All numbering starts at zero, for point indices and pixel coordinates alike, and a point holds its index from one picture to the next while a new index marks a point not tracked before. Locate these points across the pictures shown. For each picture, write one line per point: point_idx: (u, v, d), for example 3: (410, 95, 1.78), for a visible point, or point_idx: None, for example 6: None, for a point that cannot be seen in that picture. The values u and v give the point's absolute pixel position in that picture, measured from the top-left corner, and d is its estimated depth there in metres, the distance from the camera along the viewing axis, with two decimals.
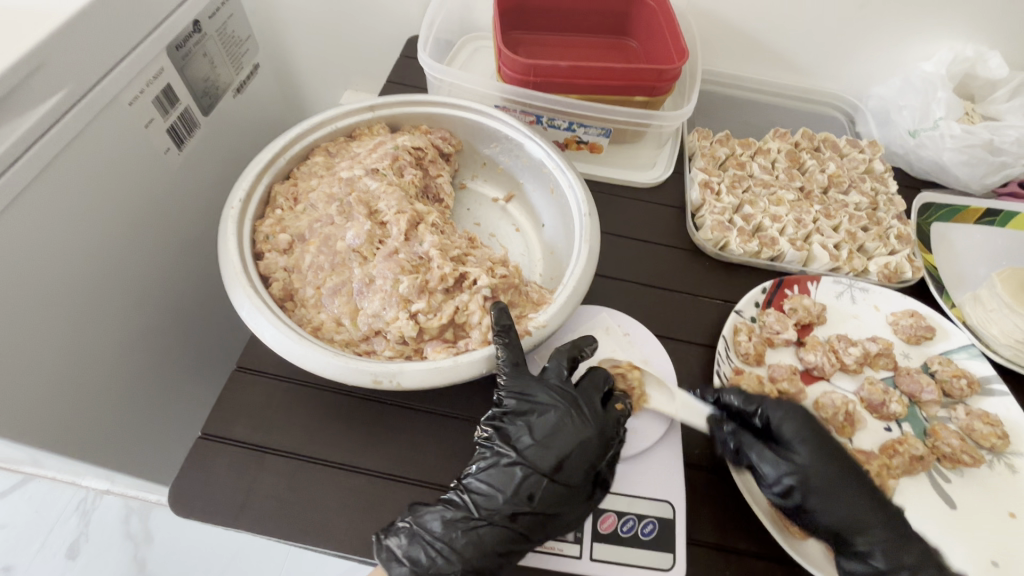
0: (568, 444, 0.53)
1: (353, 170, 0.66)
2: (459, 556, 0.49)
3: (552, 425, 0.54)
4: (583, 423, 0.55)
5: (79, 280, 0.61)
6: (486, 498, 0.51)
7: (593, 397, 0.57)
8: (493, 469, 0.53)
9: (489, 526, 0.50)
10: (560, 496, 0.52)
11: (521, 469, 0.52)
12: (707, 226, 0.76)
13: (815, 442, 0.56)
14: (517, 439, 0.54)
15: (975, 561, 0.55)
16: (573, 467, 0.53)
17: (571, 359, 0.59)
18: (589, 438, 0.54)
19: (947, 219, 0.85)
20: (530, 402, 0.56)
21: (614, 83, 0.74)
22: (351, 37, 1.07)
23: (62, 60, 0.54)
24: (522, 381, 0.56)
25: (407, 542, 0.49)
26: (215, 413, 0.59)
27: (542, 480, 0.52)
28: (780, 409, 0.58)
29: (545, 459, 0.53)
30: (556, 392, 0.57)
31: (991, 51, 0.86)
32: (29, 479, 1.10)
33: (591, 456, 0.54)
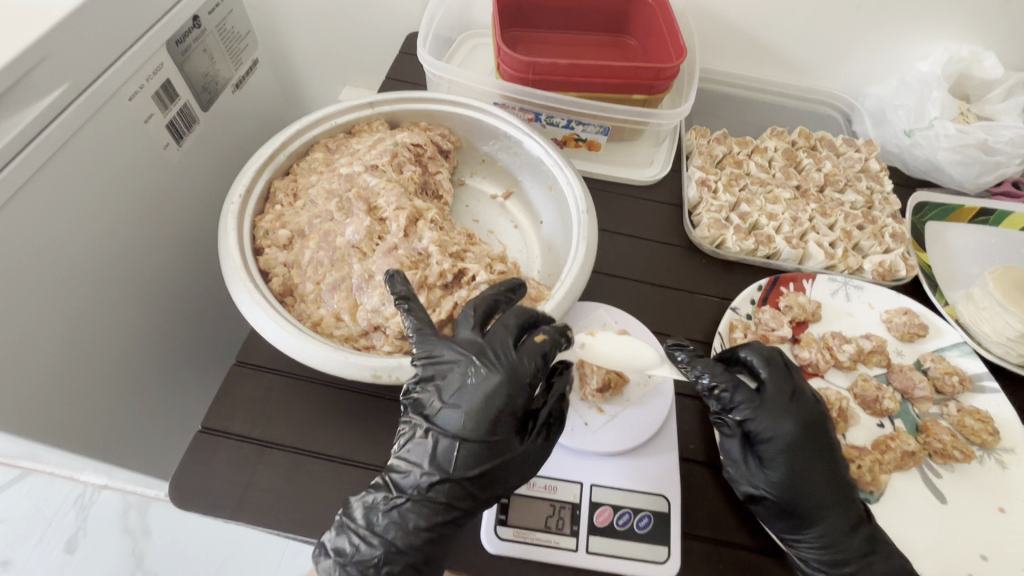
0: (478, 398, 0.50)
1: (352, 167, 0.67)
2: (383, 540, 0.49)
3: (463, 380, 0.51)
4: (489, 372, 0.51)
5: (79, 274, 0.62)
6: (405, 476, 0.50)
7: (503, 341, 0.53)
8: (411, 444, 0.51)
9: (410, 504, 0.49)
10: (478, 452, 0.50)
11: (435, 438, 0.50)
12: (704, 224, 0.77)
13: (797, 459, 0.55)
14: (429, 406, 0.51)
15: (965, 555, 0.56)
16: (485, 421, 0.50)
17: (481, 307, 0.56)
18: (495, 387, 0.50)
19: (942, 218, 0.86)
20: (437, 363, 0.52)
21: (612, 81, 0.74)
22: (351, 33, 1.07)
23: (62, 55, 0.55)
24: (427, 342, 0.53)
25: (335, 533, 0.49)
26: (215, 408, 0.59)
27: (458, 445, 0.50)
28: (771, 421, 0.56)
29: (457, 419, 0.50)
30: (464, 345, 0.53)
31: (987, 52, 0.86)
32: (27, 474, 1.11)
33: (508, 404, 0.51)
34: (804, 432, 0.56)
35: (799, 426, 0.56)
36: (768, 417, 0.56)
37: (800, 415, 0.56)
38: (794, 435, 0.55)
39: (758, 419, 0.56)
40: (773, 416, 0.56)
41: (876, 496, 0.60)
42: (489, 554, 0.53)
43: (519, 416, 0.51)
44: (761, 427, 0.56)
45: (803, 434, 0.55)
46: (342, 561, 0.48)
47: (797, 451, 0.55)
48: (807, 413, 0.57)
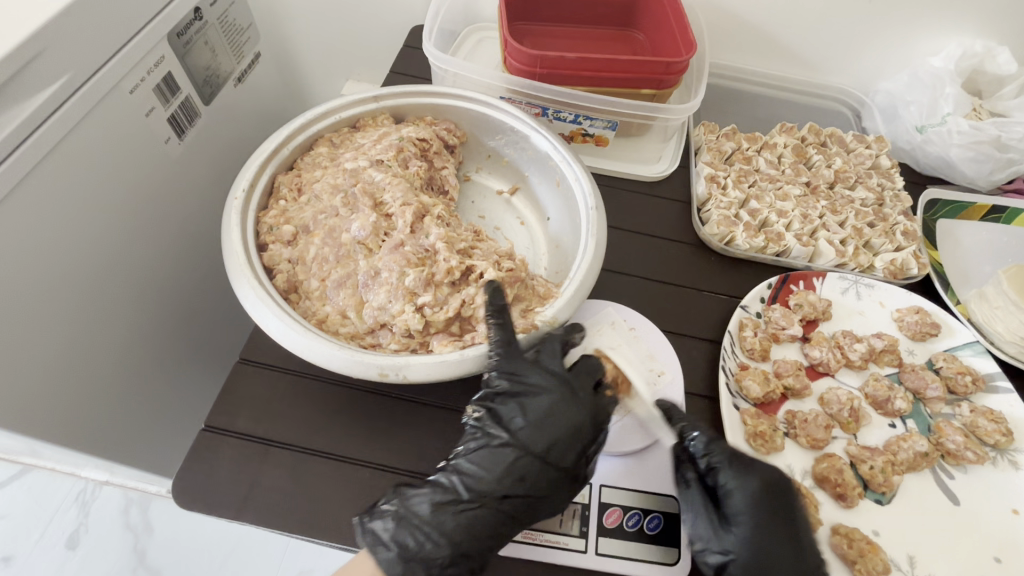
0: (565, 430, 0.53)
1: (357, 161, 0.66)
2: (450, 540, 0.49)
3: (549, 408, 0.54)
4: (576, 408, 0.54)
5: (80, 270, 0.61)
6: (476, 479, 0.51)
7: (588, 382, 0.56)
8: (483, 450, 0.52)
9: (479, 509, 0.50)
10: (554, 479, 0.52)
11: (514, 451, 0.52)
12: (714, 221, 0.76)
13: (765, 522, 0.50)
14: (511, 420, 0.53)
15: (978, 557, 0.56)
16: (568, 453, 0.53)
17: (569, 340, 0.58)
18: (585, 425, 0.54)
19: (953, 216, 0.85)
20: (522, 382, 0.54)
21: (621, 75, 0.73)
22: (353, 27, 1.06)
23: (62, 47, 0.54)
24: (514, 362, 0.54)
25: (394, 526, 0.48)
26: (219, 406, 0.58)
27: (538, 463, 0.52)
28: (739, 478, 0.52)
29: (541, 442, 0.52)
30: (553, 374, 0.55)
31: (1000, 47, 0.85)
32: (28, 470, 1.10)
33: (588, 440, 0.54)
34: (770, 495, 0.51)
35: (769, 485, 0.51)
36: (737, 473, 0.52)
37: (767, 476, 0.52)
38: (761, 496, 0.51)
39: (728, 474, 0.52)
40: (745, 475, 0.52)
41: (887, 497, 0.59)
42: (498, 555, 0.52)
43: (594, 455, 0.54)
44: (727, 481, 0.52)
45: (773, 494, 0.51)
46: (405, 555, 0.48)
47: (768, 513, 0.51)
48: (769, 477, 0.52)
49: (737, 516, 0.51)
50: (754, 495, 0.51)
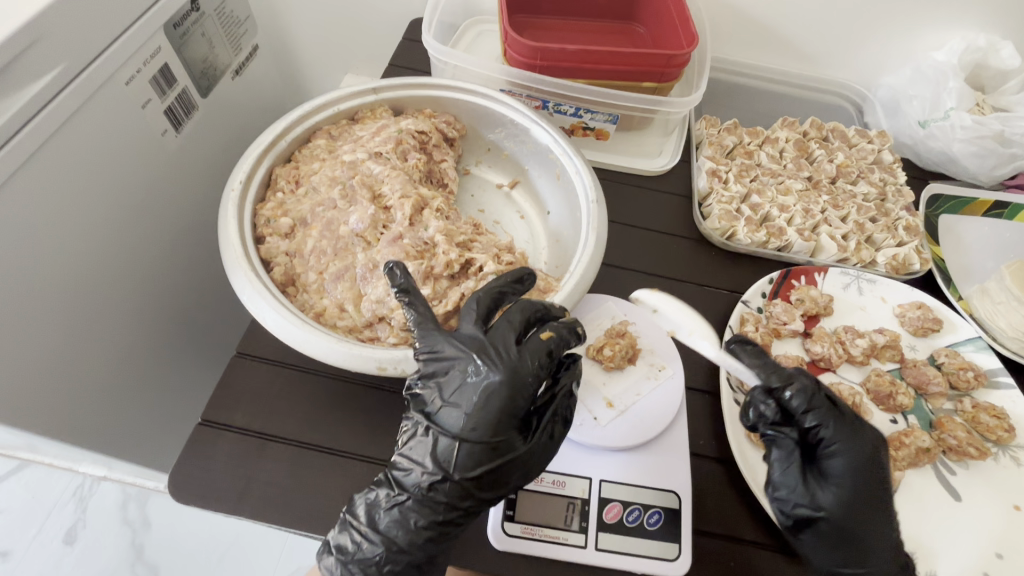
0: (478, 398, 0.48)
1: (355, 154, 0.65)
2: (384, 539, 0.48)
3: (462, 377, 0.49)
4: (488, 372, 0.48)
5: (77, 262, 0.60)
6: (407, 474, 0.48)
7: (505, 338, 0.50)
8: (413, 442, 0.49)
9: (411, 501, 0.48)
10: (475, 458, 0.47)
11: (435, 437, 0.48)
12: (715, 215, 0.75)
13: (864, 482, 0.50)
14: (430, 403, 0.49)
15: (980, 552, 0.55)
16: (486, 423, 0.47)
17: (484, 299, 0.53)
18: (495, 388, 0.47)
19: (956, 211, 0.84)
20: (438, 359, 0.50)
21: (622, 68, 0.72)
22: (353, 20, 1.05)
23: (57, 36, 0.53)
24: (430, 338, 0.50)
25: (338, 529, 0.49)
26: (215, 400, 0.58)
27: (456, 445, 0.47)
28: (843, 436, 0.51)
29: (458, 420, 0.48)
30: (465, 341, 0.50)
31: (1003, 41, 0.84)
32: (25, 465, 1.10)
33: (506, 404, 0.48)
34: (873, 455, 0.51)
35: (867, 444, 0.51)
36: (843, 432, 0.51)
37: (870, 437, 0.52)
38: (863, 456, 0.50)
39: (831, 429, 0.51)
40: (849, 434, 0.51)
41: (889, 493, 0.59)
42: (497, 551, 0.52)
43: (519, 417, 0.48)
44: (832, 441, 0.51)
45: (871, 452, 0.51)
46: (342, 559, 0.48)
47: (866, 475, 0.50)
48: (872, 439, 0.52)
49: (836, 474, 0.50)
50: (860, 453, 0.51)
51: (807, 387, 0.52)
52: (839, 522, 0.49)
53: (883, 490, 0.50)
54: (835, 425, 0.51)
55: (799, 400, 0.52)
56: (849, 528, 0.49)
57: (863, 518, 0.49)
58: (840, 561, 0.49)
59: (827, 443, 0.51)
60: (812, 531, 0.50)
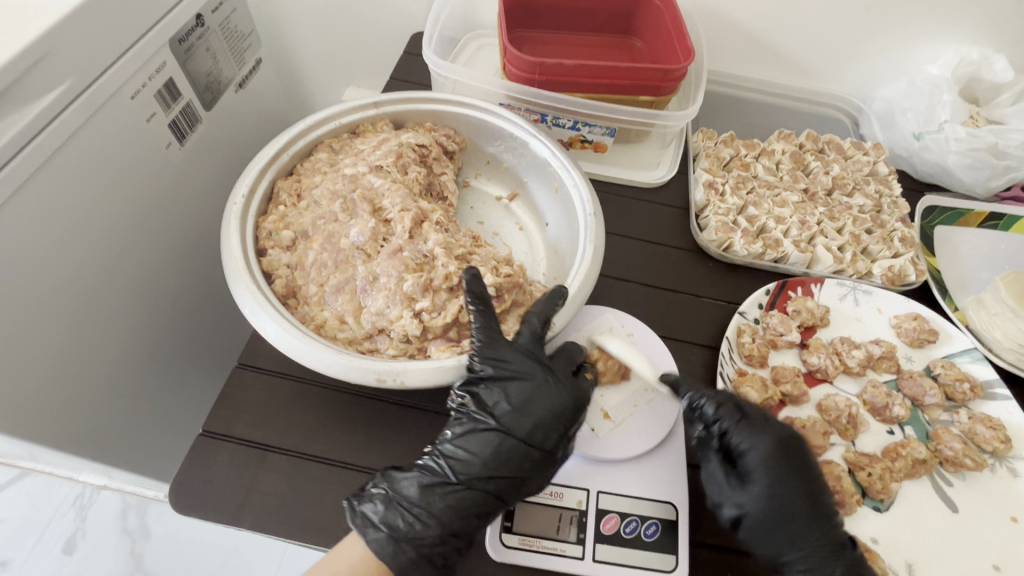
0: (547, 412, 0.54)
1: (356, 167, 0.66)
2: (439, 521, 0.49)
3: (531, 390, 0.54)
4: (558, 390, 0.55)
5: (81, 275, 0.61)
6: (466, 465, 0.52)
7: (566, 366, 0.58)
8: (471, 436, 0.53)
9: (468, 490, 0.51)
10: (536, 462, 0.52)
11: (499, 437, 0.53)
12: (712, 227, 0.76)
13: (776, 474, 0.53)
14: (494, 406, 0.53)
15: (977, 564, 0.55)
16: (550, 432, 0.53)
17: (545, 316, 0.57)
18: (564, 405, 0.54)
19: (951, 223, 0.85)
20: (506, 367, 0.54)
21: (620, 82, 0.73)
22: (354, 33, 1.06)
23: (63, 53, 0.54)
24: (497, 347, 0.55)
25: (384, 507, 0.49)
26: (216, 411, 0.58)
27: (522, 447, 0.52)
28: (749, 435, 0.54)
29: (525, 427, 0.53)
30: (532, 360, 0.56)
31: (996, 55, 0.86)
32: (26, 474, 1.10)
33: (569, 422, 0.54)
34: (784, 448, 0.54)
35: (776, 439, 0.54)
36: (748, 431, 0.55)
37: (776, 433, 0.55)
38: (772, 451, 0.54)
39: (737, 430, 0.55)
40: (754, 433, 0.54)
41: (886, 504, 0.59)
42: (494, 562, 0.52)
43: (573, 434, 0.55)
44: (740, 441, 0.54)
45: (783, 444, 0.54)
46: (394, 535, 0.48)
47: (779, 469, 0.53)
48: (782, 433, 0.55)
49: (752, 471, 0.53)
50: (767, 449, 0.54)
51: (710, 395, 0.56)
52: (766, 515, 0.52)
53: (805, 482, 0.53)
54: (740, 425, 0.55)
55: (707, 407, 0.56)
56: (777, 521, 0.52)
57: (789, 509, 0.52)
58: (777, 553, 0.51)
59: (737, 443, 0.54)
60: (748, 529, 0.52)
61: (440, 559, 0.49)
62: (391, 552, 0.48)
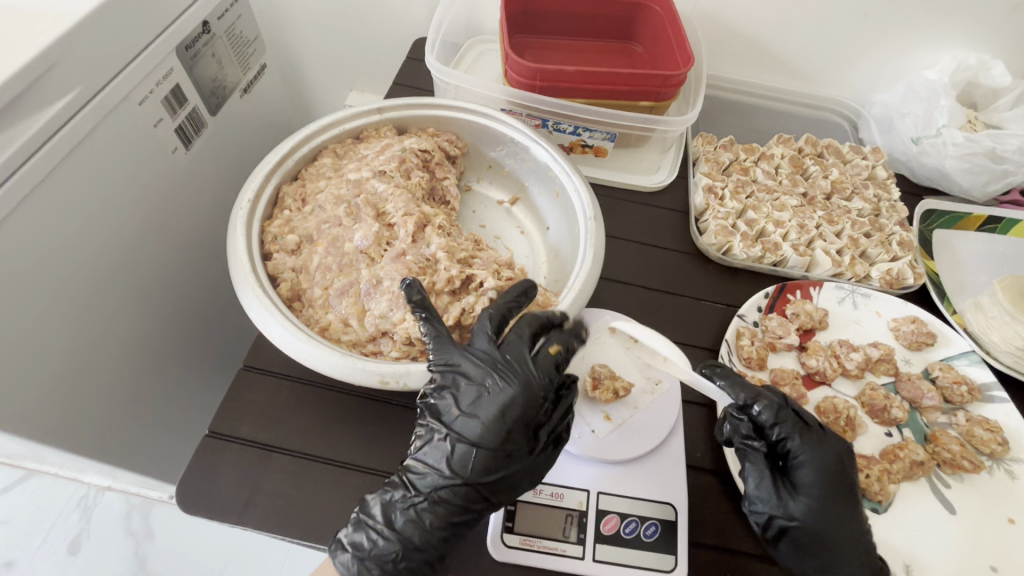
0: (495, 410, 0.50)
1: (360, 172, 0.67)
2: (400, 537, 0.49)
3: (477, 387, 0.51)
4: (504, 384, 0.51)
5: (89, 278, 0.62)
6: (423, 477, 0.50)
7: (519, 353, 0.53)
8: (427, 447, 0.51)
9: (427, 504, 0.49)
10: (491, 464, 0.50)
11: (451, 443, 0.50)
12: (711, 231, 0.77)
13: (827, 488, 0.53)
14: (446, 412, 0.51)
15: (973, 565, 0.56)
16: (499, 426, 0.50)
17: (496, 316, 0.55)
18: (513, 397, 0.51)
19: (950, 226, 0.85)
20: (453, 372, 0.52)
21: (620, 88, 0.74)
22: (358, 39, 1.08)
23: (72, 61, 0.55)
24: (445, 352, 0.53)
25: (353, 528, 0.50)
26: (222, 412, 0.59)
27: (472, 450, 0.50)
28: (808, 446, 0.54)
29: (474, 428, 0.50)
30: (479, 356, 0.53)
31: (994, 60, 0.86)
32: (31, 475, 1.11)
33: (522, 417, 0.51)
34: (839, 461, 0.54)
35: (830, 450, 0.54)
36: (808, 442, 0.54)
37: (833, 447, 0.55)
38: (829, 462, 0.54)
39: (797, 441, 0.54)
40: (815, 444, 0.54)
41: (884, 506, 0.60)
42: (495, 562, 0.53)
43: (529, 426, 0.51)
44: (799, 452, 0.54)
45: (836, 456, 0.54)
46: (359, 555, 0.49)
47: (830, 482, 0.53)
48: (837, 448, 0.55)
49: (806, 483, 0.53)
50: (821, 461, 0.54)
51: (774, 405, 0.55)
52: (812, 527, 0.52)
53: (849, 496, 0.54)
54: (800, 436, 0.54)
55: (769, 417, 0.54)
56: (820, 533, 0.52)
57: (835, 523, 0.52)
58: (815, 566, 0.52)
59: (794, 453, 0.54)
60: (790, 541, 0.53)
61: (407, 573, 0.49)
62: (356, 571, 0.48)
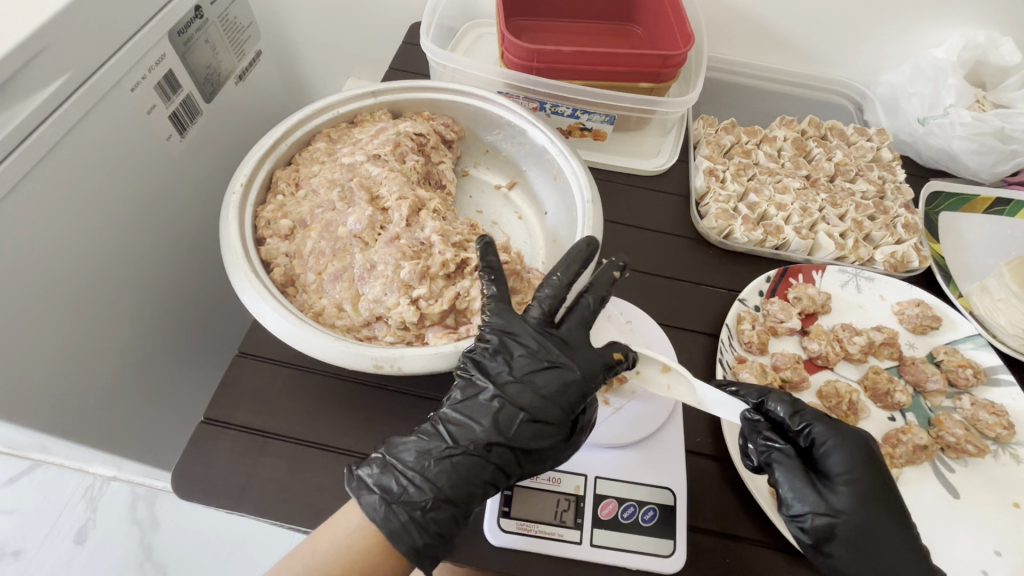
0: (553, 382, 0.50)
1: (354, 156, 0.66)
2: (432, 485, 0.47)
3: (537, 359, 0.51)
4: (566, 361, 0.51)
5: (81, 264, 0.61)
6: (462, 428, 0.49)
7: (581, 338, 0.53)
8: (471, 401, 0.50)
9: (464, 456, 0.48)
10: (539, 433, 0.49)
11: (499, 403, 0.50)
12: (712, 214, 0.76)
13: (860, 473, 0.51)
14: (496, 372, 0.51)
15: (977, 549, 0.55)
16: (553, 404, 0.50)
17: (556, 297, 0.53)
18: (572, 379, 0.50)
19: (956, 208, 0.84)
20: (512, 336, 0.52)
21: (618, 70, 0.73)
22: (352, 24, 1.06)
23: (62, 45, 0.54)
24: (507, 319, 0.53)
25: (380, 471, 0.48)
26: (217, 398, 0.59)
27: (521, 415, 0.49)
28: (835, 432, 0.52)
29: (527, 395, 0.50)
30: (540, 330, 0.52)
31: (1003, 37, 0.84)
32: (38, 466, 1.12)
33: (577, 396, 0.50)
34: (865, 448, 0.52)
35: (859, 435, 0.53)
36: (834, 429, 0.53)
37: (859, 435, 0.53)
38: (857, 447, 0.52)
39: (821, 428, 0.53)
40: (840, 430, 0.52)
41: None
42: (493, 545, 0.52)
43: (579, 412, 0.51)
44: (823, 439, 0.52)
45: (854, 478, 0.51)
46: (388, 499, 0.47)
47: (866, 468, 0.51)
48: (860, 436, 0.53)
49: (838, 473, 0.51)
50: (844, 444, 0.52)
51: (789, 398, 0.54)
52: (854, 522, 0.49)
53: (881, 479, 0.51)
54: (827, 426, 0.53)
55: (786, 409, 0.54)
56: (861, 533, 0.49)
57: (875, 516, 0.50)
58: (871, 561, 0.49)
59: (821, 445, 0.52)
60: (837, 540, 0.49)
61: (435, 526, 0.47)
62: (384, 515, 0.46)
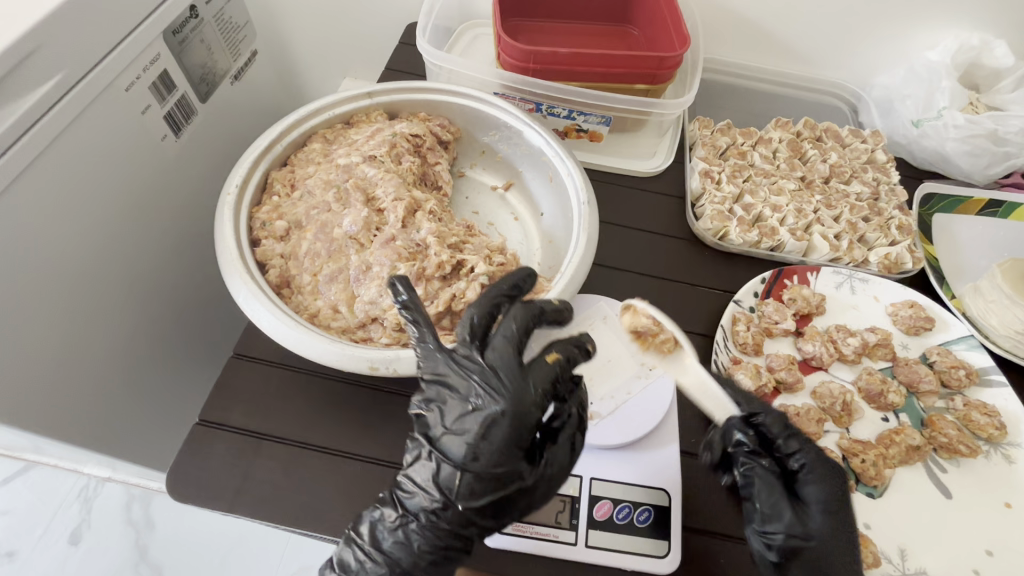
0: (481, 427, 0.47)
1: (350, 157, 0.66)
2: (388, 558, 0.49)
3: (467, 404, 0.48)
4: (490, 399, 0.47)
5: (75, 266, 0.61)
6: (410, 495, 0.49)
7: (509, 357, 0.49)
8: (415, 464, 0.49)
9: (416, 526, 0.49)
10: (479, 487, 0.47)
11: (437, 462, 0.48)
12: (708, 216, 0.76)
13: (837, 512, 0.51)
14: (432, 426, 0.49)
15: (967, 549, 0.56)
16: (484, 452, 0.46)
17: (481, 313, 0.51)
18: (499, 418, 0.46)
19: (949, 210, 0.85)
20: (442, 382, 0.49)
21: (614, 71, 0.73)
22: (350, 22, 1.06)
23: (56, 46, 0.54)
24: (432, 360, 0.50)
25: (342, 545, 0.50)
26: (212, 400, 0.59)
27: (459, 472, 0.47)
28: (820, 467, 0.53)
29: (459, 448, 0.47)
30: (463, 364, 0.49)
31: (997, 40, 0.85)
32: (30, 467, 1.11)
33: (512, 436, 0.46)
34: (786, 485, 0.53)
35: (841, 480, 0.53)
36: (818, 465, 0.53)
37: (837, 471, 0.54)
38: (834, 484, 0.52)
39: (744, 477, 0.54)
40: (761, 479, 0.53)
41: (879, 491, 0.59)
42: (488, 546, 0.52)
43: (524, 450, 0.47)
44: (807, 471, 0.53)
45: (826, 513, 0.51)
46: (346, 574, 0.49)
47: (837, 511, 0.51)
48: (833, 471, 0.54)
49: (811, 502, 0.52)
50: (822, 478, 0.52)
51: (780, 420, 0.55)
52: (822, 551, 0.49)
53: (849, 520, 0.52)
54: (812, 454, 0.54)
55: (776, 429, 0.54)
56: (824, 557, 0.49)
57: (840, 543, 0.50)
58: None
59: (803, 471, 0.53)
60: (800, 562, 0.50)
61: None
62: None
